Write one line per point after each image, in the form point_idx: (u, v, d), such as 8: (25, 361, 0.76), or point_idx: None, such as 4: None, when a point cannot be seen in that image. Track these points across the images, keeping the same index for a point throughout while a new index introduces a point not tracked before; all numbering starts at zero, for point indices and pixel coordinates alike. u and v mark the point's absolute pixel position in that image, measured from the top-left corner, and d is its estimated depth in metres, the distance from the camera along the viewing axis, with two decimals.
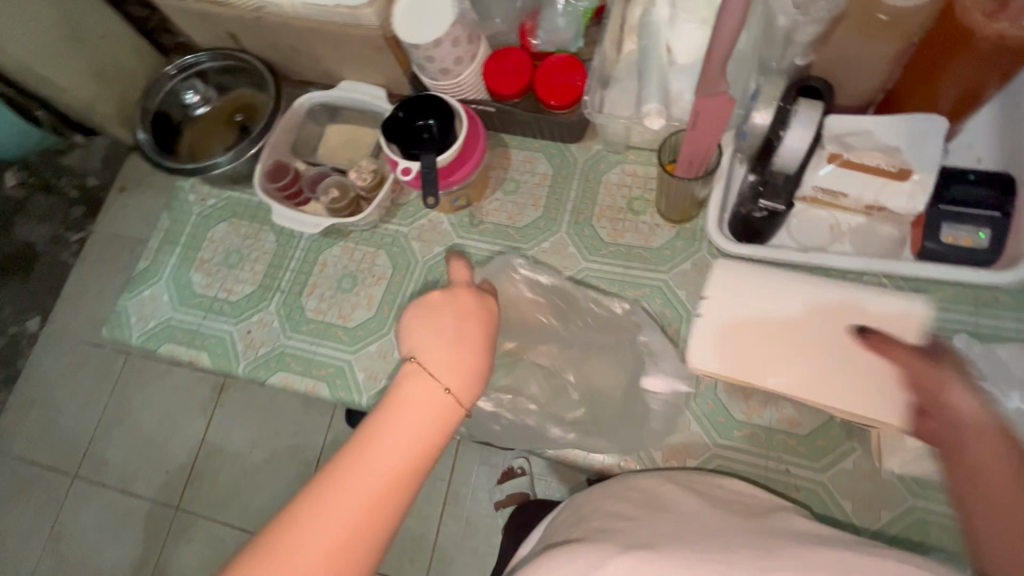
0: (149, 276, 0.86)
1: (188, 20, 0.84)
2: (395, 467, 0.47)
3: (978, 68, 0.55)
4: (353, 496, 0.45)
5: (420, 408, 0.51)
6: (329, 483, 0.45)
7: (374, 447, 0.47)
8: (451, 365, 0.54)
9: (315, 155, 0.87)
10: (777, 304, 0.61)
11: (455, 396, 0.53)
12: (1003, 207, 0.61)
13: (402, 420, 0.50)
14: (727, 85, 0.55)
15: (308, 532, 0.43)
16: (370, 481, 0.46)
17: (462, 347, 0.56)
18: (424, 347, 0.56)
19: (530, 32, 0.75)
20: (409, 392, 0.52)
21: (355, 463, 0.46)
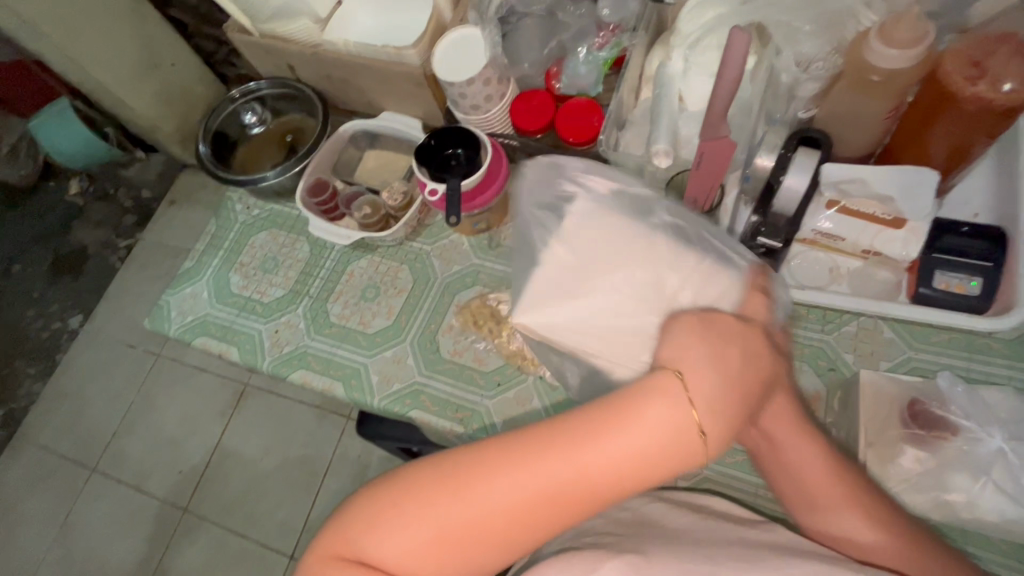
0: (192, 274, 0.94)
1: (254, 53, 0.95)
2: (592, 484, 0.44)
3: (964, 126, 0.60)
4: (539, 494, 0.44)
5: (652, 435, 0.43)
6: (516, 464, 0.44)
7: (589, 446, 0.44)
8: (716, 400, 0.44)
9: (352, 175, 0.95)
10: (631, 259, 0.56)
11: (701, 435, 0.43)
12: (996, 258, 0.64)
13: (622, 438, 0.43)
14: (728, 129, 0.61)
15: (482, 496, 0.44)
16: (556, 485, 0.44)
17: (735, 382, 0.45)
18: (687, 362, 0.45)
19: (554, 76, 0.83)
20: (651, 413, 0.43)
21: (553, 460, 0.44)
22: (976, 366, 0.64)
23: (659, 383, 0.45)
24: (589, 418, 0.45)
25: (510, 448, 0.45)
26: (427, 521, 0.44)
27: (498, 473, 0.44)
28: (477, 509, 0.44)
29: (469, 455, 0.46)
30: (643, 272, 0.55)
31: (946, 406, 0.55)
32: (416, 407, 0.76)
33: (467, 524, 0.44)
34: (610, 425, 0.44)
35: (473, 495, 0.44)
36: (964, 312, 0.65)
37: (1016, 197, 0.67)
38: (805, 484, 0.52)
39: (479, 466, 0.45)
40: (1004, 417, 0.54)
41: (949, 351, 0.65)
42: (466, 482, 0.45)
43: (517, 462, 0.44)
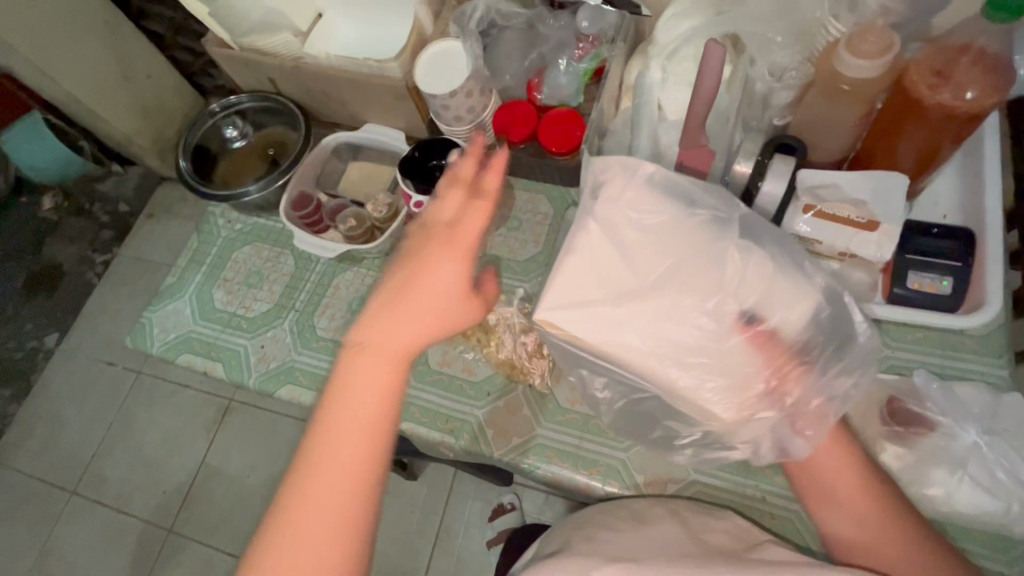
0: (173, 290, 0.93)
1: (234, 67, 0.94)
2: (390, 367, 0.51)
3: (929, 132, 0.62)
4: (330, 461, 0.49)
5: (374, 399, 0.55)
6: (372, 356, 0.51)
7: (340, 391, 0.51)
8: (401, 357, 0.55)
9: (336, 187, 0.95)
10: (682, 247, 0.52)
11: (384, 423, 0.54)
12: (964, 258, 0.66)
13: (416, 316, 0.53)
14: (706, 139, 0.65)
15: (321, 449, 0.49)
16: (389, 379, 0.51)
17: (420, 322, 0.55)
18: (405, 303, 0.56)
19: (536, 88, 0.85)
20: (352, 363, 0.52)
21: (347, 436, 0.49)
22: (950, 363, 0.66)
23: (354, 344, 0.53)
24: (385, 302, 0.53)
25: (362, 364, 0.51)
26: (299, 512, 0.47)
27: (326, 427, 0.49)
28: (301, 519, 0.47)
29: (295, 475, 0.49)
30: (694, 258, 0.52)
31: (923, 402, 0.57)
32: (405, 420, 0.75)
33: (299, 554, 0.47)
34: (398, 292, 0.54)
35: (307, 494, 0.48)
36: (938, 310, 0.67)
37: (981, 198, 0.70)
38: (840, 511, 0.53)
39: (335, 386, 0.51)
40: (978, 412, 0.56)
41: (924, 349, 0.67)
42: (312, 445, 0.50)
43: (320, 440, 0.49)
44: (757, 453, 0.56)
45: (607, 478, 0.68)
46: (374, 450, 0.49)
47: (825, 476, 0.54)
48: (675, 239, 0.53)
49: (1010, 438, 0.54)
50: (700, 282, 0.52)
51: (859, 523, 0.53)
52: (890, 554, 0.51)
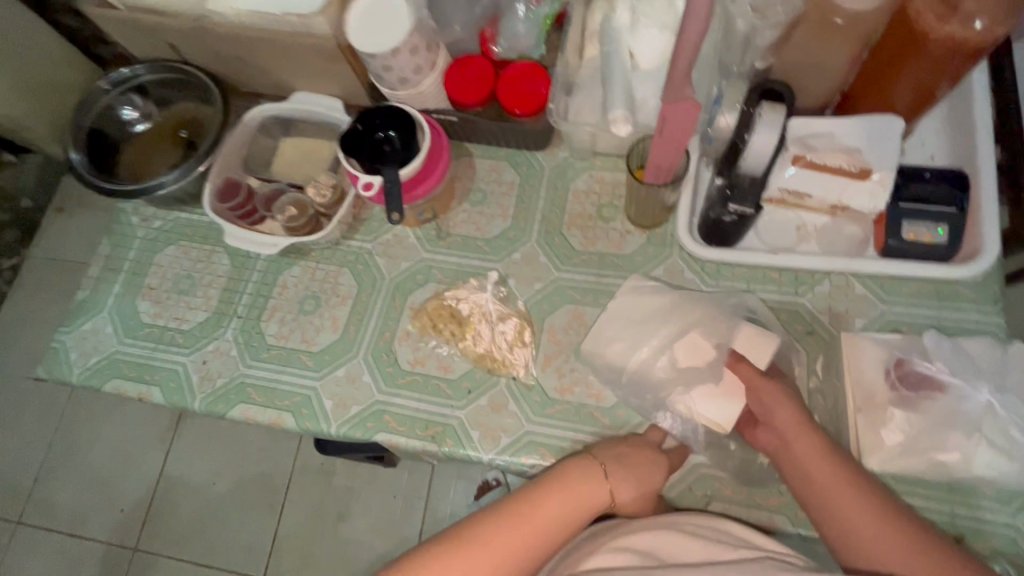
0: (88, 308, 0.80)
1: (123, 31, 0.78)
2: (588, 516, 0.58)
3: (930, 69, 0.57)
4: (511, 542, 0.54)
5: (513, 540, 0.54)
6: (586, 484, 0.58)
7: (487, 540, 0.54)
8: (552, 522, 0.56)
9: (268, 171, 0.82)
10: (679, 305, 0.66)
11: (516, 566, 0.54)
12: (958, 202, 0.63)
13: (629, 484, 0.59)
14: (692, 90, 0.56)
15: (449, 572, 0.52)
16: (575, 512, 0.57)
17: (567, 502, 0.57)
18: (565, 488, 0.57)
19: (490, 40, 0.73)
20: (522, 524, 0.55)
21: (526, 539, 0.54)
22: (946, 314, 0.64)
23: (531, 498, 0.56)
24: (618, 465, 0.60)
25: (569, 484, 0.58)
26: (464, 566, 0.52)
27: (529, 514, 0.55)
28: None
29: (471, 529, 0.54)
30: (693, 320, 0.65)
31: (930, 360, 0.58)
32: (382, 430, 0.68)
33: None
34: (635, 456, 0.60)
35: (475, 559, 0.52)
36: (934, 262, 0.64)
37: (973, 139, 0.66)
38: (805, 475, 0.56)
39: (548, 482, 0.58)
40: (986, 367, 0.57)
41: (922, 303, 0.64)
42: (499, 523, 0.55)
43: (509, 520, 0.55)
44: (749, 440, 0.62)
45: None
46: (534, 556, 0.55)
47: (781, 439, 0.59)
48: (668, 296, 0.67)
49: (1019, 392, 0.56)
50: (677, 320, 0.65)
51: (820, 492, 0.55)
52: (856, 527, 0.53)
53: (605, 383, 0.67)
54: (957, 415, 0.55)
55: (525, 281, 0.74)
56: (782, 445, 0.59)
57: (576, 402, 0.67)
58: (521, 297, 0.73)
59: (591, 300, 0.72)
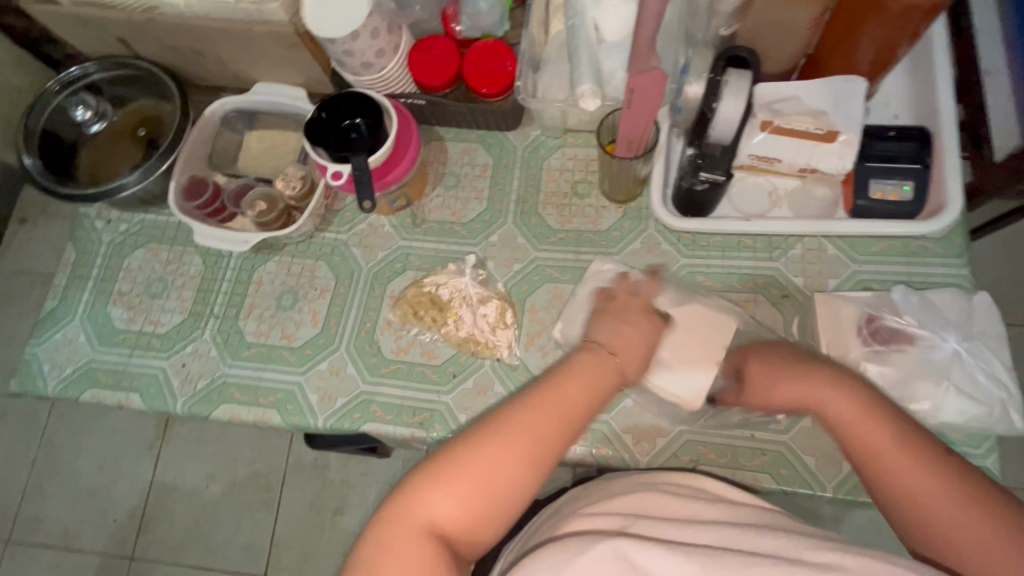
0: (58, 317, 0.78)
1: (70, 28, 0.75)
2: (609, 391, 0.54)
3: (889, 27, 0.57)
4: (546, 415, 0.50)
5: (545, 414, 0.50)
6: (599, 359, 0.55)
7: (521, 414, 0.49)
8: (582, 393, 0.52)
9: (235, 166, 0.81)
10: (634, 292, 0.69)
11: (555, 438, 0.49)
12: (923, 159, 0.64)
13: (634, 348, 0.56)
14: (657, 60, 0.55)
15: (488, 451, 0.47)
16: (600, 381, 0.54)
17: (588, 372, 0.53)
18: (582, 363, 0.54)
19: (452, 18, 0.72)
20: (551, 397, 0.51)
21: (557, 415, 0.50)
22: (914, 269, 0.65)
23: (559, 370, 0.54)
24: (624, 326, 0.57)
25: (587, 360, 0.55)
26: (493, 469, 0.46)
27: (556, 392, 0.51)
28: (488, 474, 0.46)
29: (508, 410, 0.50)
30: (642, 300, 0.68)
31: (900, 315, 0.59)
32: (369, 420, 0.68)
33: (469, 494, 0.46)
34: (632, 324, 0.57)
35: (515, 431, 0.48)
36: (901, 218, 0.65)
37: (934, 95, 0.67)
38: (857, 439, 0.51)
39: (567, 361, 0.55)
40: (953, 318, 0.59)
41: (889, 260, 0.66)
42: (527, 419, 0.49)
43: (538, 413, 0.50)
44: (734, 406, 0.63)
45: (594, 442, 0.64)
46: (575, 417, 0.51)
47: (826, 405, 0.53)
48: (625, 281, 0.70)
49: (985, 340, 0.58)
50: None
51: (878, 453, 0.49)
52: (952, 527, 0.45)
53: None
54: (931, 366, 0.57)
55: (504, 262, 0.74)
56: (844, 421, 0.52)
57: None
58: (501, 279, 0.73)
59: (570, 277, 0.73)
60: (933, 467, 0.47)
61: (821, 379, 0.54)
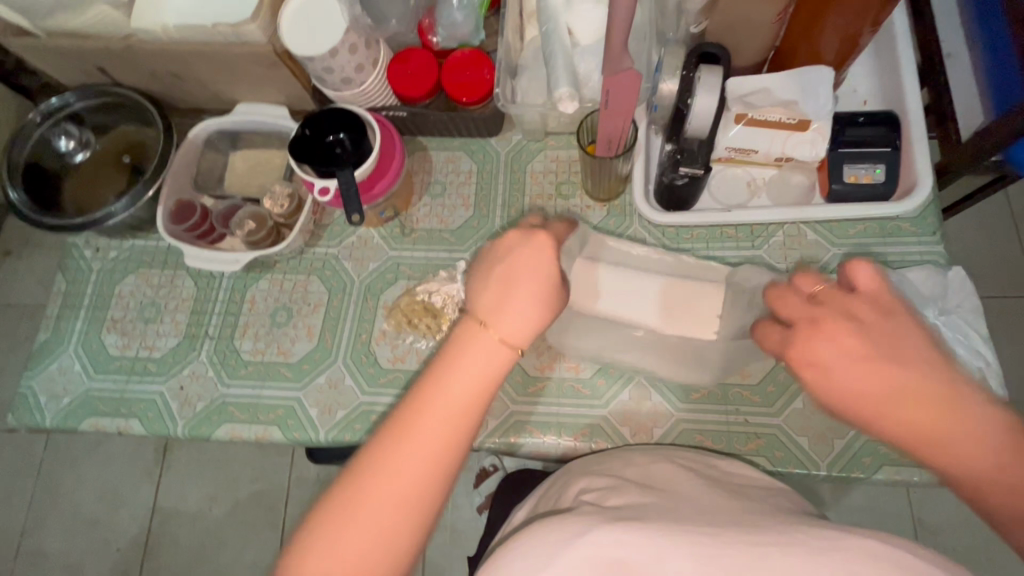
0: (52, 348, 0.78)
1: (48, 59, 0.75)
2: (492, 362, 0.42)
3: (852, 18, 0.59)
4: (422, 441, 0.40)
5: (424, 437, 0.40)
6: (477, 349, 0.42)
7: (394, 451, 0.40)
8: (463, 400, 0.41)
9: (220, 186, 0.81)
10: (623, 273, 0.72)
11: (441, 462, 0.40)
12: (893, 142, 0.67)
13: (508, 306, 0.44)
14: (631, 61, 0.57)
15: (365, 510, 0.39)
16: (484, 376, 0.42)
17: (462, 369, 0.42)
18: (458, 361, 0.42)
19: (428, 30, 0.73)
20: (425, 416, 0.41)
21: (432, 433, 0.40)
22: (891, 248, 0.67)
23: (434, 375, 0.42)
24: (503, 296, 0.44)
25: (463, 353, 0.43)
26: (361, 511, 0.38)
27: (424, 404, 0.41)
28: (359, 517, 0.38)
29: (368, 451, 0.40)
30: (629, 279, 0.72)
31: None
32: (369, 430, 0.69)
33: (345, 549, 0.38)
34: (499, 275, 0.45)
35: (388, 473, 0.39)
36: (875, 200, 0.67)
37: (899, 81, 0.69)
38: (869, 424, 0.39)
39: (437, 361, 0.43)
40: (928, 294, 0.62)
41: (866, 241, 0.68)
42: (388, 443, 0.40)
43: (396, 430, 0.40)
44: (721, 391, 0.65)
45: (593, 436, 0.65)
46: (462, 429, 0.41)
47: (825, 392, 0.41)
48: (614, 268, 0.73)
49: (961, 313, 0.61)
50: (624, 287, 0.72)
51: (907, 428, 0.37)
52: None
53: (582, 354, 0.68)
54: None
55: None
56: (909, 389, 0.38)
57: (557, 377, 0.68)
58: None
59: None
60: (975, 439, 0.35)
61: (812, 359, 0.41)
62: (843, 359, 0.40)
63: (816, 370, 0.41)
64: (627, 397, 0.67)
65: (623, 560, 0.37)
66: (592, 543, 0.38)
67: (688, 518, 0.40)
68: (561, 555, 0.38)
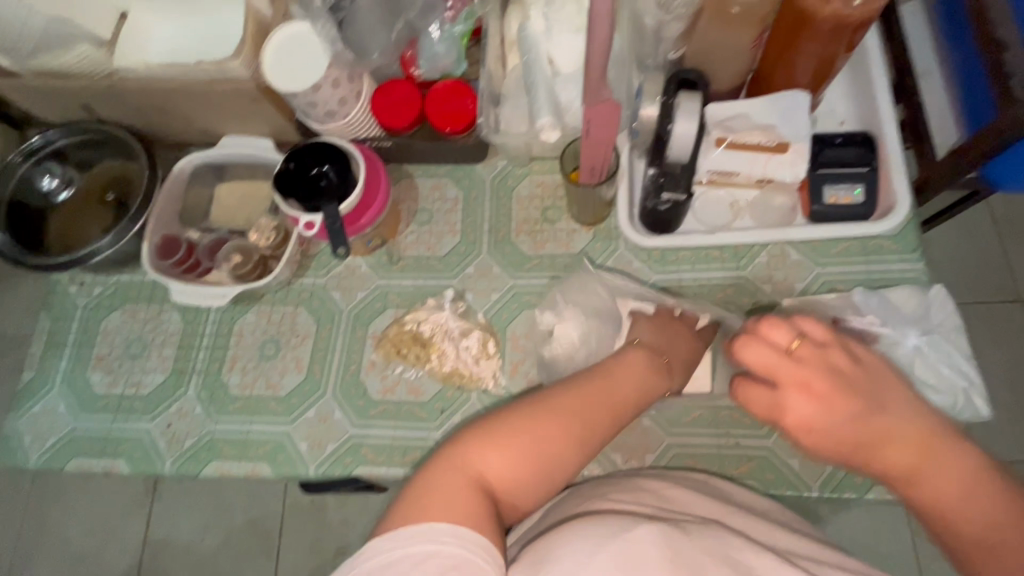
0: (37, 388, 0.77)
1: (31, 98, 0.76)
2: (650, 386, 0.58)
3: (823, 45, 0.61)
4: (593, 412, 0.53)
5: (594, 408, 0.53)
6: (648, 364, 0.59)
7: (574, 403, 0.53)
8: (625, 394, 0.56)
9: (207, 220, 0.81)
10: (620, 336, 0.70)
11: (600, 435, 0.53)
12: (870, 162, 0.68)
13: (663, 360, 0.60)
14: (610, 91, 0.58)
15: (542, 429, 0.50)
16: (644, 386, 0.57)
17: (633, 370, 0.58)
18: (632, 362, 0.58)
19: (411, 62, 0.74)
20: (603, 388, 0.55)
21: (601, 407, 0.54)
22: (874, 268, 0.68)
23: (610, 363, 0.58)
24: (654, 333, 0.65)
25: (636, 358, 0.59)
26: (530, 435, 0.50)
27: (602, 384, 0.55)
28: (532, 439, 0.49)
29: (553, 395, 0.53)
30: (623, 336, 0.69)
31: (863, 315, 0.64)
32: (361, 464, 0.68)
33: (508, 460, 0.48)
34: (676, 337, 0.65)
35: (564, 416, 0.51)
36: (854, 220, 0.68)
37: (875, 101, 0.71)
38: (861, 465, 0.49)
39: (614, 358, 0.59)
40: (912, 314, 0.64)
41: (849, 261, 0.68)
42: (574, 395, 0.53)
43: (583, 392, 0.54)
44: (711, 413, 0.65)
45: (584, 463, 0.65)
46: (621, 418, 0.55)
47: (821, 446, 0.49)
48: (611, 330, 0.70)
49: (943, 333, 0.63)
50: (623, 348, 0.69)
51: (891, 467, 0.48)
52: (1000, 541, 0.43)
53: None
54: (904, 362, 0.61)
55: (482, 294, 0.75)
56: (884, 435, 0.47)
57: None
58: (480, 310, 0.75)
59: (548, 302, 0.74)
60: (947, 475, 0.46)
61: (809, 421, 0.48)
62: (840, 423, 0.47)
63: (812, 432, 0.48)
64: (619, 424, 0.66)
65: (669, 552, 0.41)
66: (641, 536, 0.41)
67: (709, 531, 0.44)
68: (609, 543, 0.41)
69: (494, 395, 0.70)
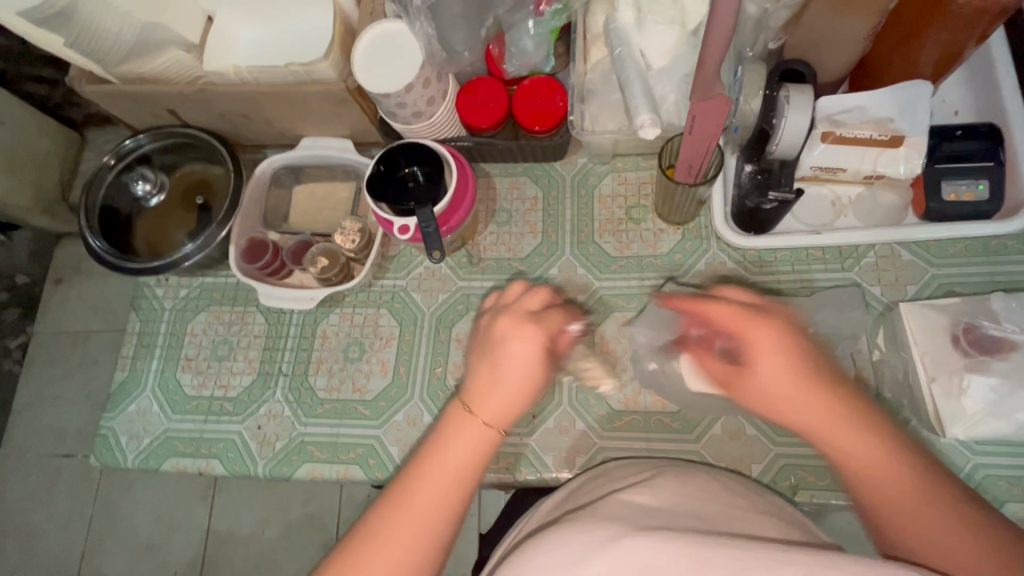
0: (129, 388, 0.78)
1: (116, 104, 0.76)
2: (481, 450, 0.45)
3: (955, 33, 0.56)
4: (416, 519, 0.42)
5: (420, 514, 0.42)
6: (466, 432, 0.45)
7: (398, 517, 0.42)
8: (453, 478, 0.44)
9: (287, 223, 0.80)
10: None
11: (442, 538, 0.43)
12: (995, 156, 0.63)
13: (495, 401, 0.46)
14: (722, 85, 0.54)
15: (370, 567, 0.40)
16: (475, 462, 0.45)
17: (458, 445, 0.45)
18: (451, 437, 0.45)
19: (500, 59, 0.72)
20: (425, 476, 0.43)
21: (428, 509, 0.42)
22: (996, 269, 0.65)
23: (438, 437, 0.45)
24: (486, 357, 0.47)
25: (456, 430, 0.46)
26: None
27: (417, 480, 0.43)
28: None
29: (369, 518, 0.43)
30: None
31: (1000, 323, 0.61)
32: None
33: None
34: (496, 384, 0.46)
35: (396, 532, 0.42)
36: (975, 218, 0.64)
37: (999, 92, 0.66)
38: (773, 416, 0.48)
39: (432, 443, 0.45)
40: None
41: (971, 261, 0.65)
42: (375, 530, 0.42)
43: (401, 500, 0.43)
44: None
45: None
46: (452, 510, 0.43)
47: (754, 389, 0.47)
48: None
49: None
50: None
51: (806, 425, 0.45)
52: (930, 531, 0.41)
53: (668, 389, 0.66)
54: None
55: (565, 296, 0.74)
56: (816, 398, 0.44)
57: (642, 410, 0.67)
58: None
59: (635, 304, 0.72)
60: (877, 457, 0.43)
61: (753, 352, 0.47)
62: (792, 367, 0.45)
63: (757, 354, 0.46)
64: (720, 431, 0.65)
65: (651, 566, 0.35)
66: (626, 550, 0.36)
67: (709, 522, 0.40)
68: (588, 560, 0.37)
69: (584, 400, 0.68)
